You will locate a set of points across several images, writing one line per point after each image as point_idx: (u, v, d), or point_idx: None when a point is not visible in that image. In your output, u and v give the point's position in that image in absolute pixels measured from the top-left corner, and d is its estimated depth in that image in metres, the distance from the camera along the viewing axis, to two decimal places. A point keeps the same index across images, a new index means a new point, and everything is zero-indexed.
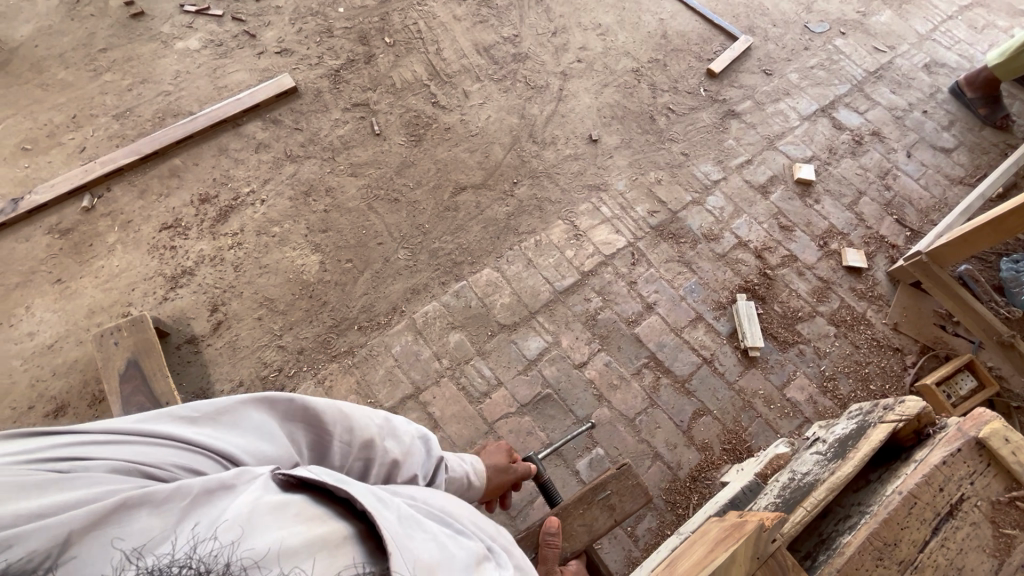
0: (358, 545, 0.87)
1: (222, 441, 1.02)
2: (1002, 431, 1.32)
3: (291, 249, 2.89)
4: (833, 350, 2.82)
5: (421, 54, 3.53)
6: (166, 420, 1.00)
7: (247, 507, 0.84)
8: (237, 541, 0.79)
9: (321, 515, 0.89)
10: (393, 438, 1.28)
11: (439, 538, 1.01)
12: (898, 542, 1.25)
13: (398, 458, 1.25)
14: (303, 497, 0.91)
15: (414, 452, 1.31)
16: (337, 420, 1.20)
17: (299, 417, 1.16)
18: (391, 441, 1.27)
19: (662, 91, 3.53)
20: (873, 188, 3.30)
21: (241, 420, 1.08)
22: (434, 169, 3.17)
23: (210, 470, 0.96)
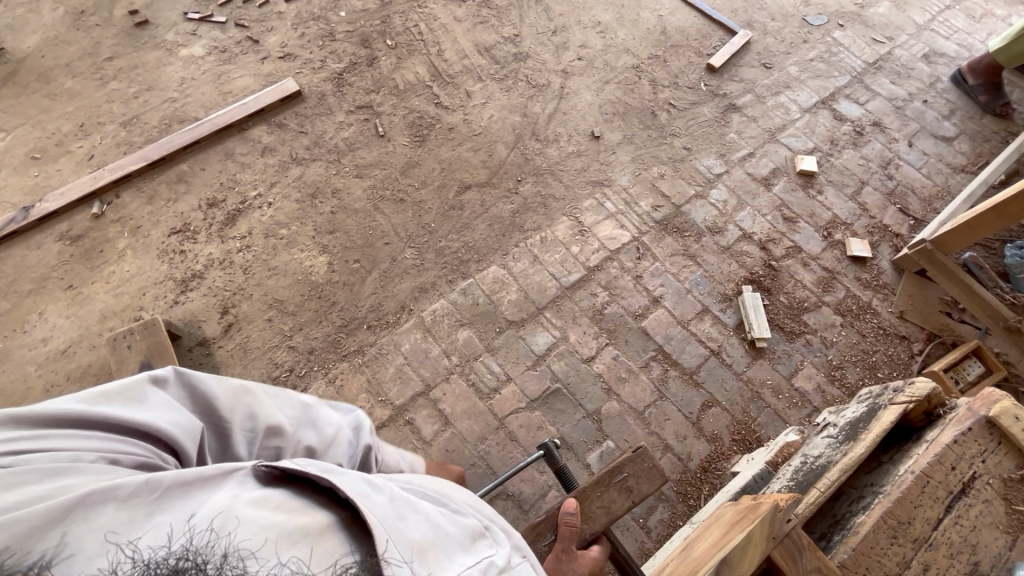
0: (342, 531, 0.87)
1: (141, 415, 0.94)
2: (1011, 409, 1.34)
3: (299, 251, 2.92)
4: (840, 339, 2.83)
5: (423, 55, 3.56)
6: (76, 400, 0.91)
7: (230, 502, 0.85)
8: (227, 535, 0.80)
9: (304, 506, 0.89)
10: (308, 426, 1.18)
11: (432, 518, 1.01)
12: (912, 520, 1.27)
13: (314, 446, 1.15)
14: (284, 490, 0.91)
15: (336, 439, 1.21)
16: (240, 401, 1.10)
17: (197, 405, 1.06)
18: (306, 430, 1.17)
19: (662, 87, 3.55)
20: (875, 178, 3.31)
21: (146, 396, 0.99)
22: (438, 169, 3.19)
23: (139, 451, 0.90)
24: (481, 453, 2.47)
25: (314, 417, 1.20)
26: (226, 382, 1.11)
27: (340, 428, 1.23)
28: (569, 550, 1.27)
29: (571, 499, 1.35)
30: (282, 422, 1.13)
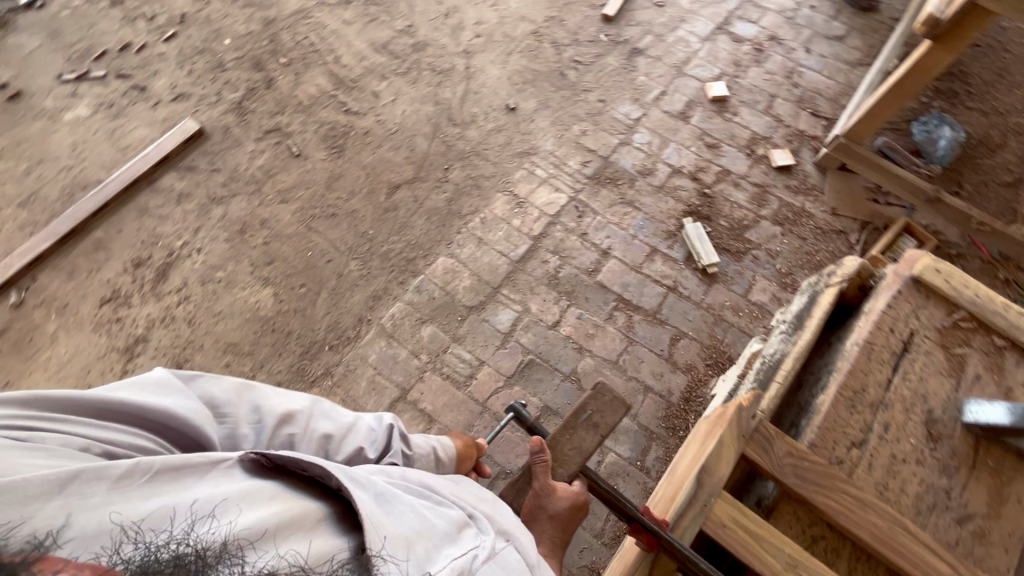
0: (332, 524, 0.97)
1: (168, 402, 1.07)
2: (931, 264, 1.45)
3: (241, 289, 2.83)
4: (784, 247, 2.95)
5: (321, 65, 3.47)
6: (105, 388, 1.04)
7: (223, 494, 0.93)
8: (229, 523, 0.88)
9: (293, 497, 0.99)
10: (323, 416, 1.32)
11: (418, 506, 1.08)
12: (866, 387, 1.34)
13: (331, 433, 1.29)
14: (276, 483, 1.01)
15: (351, 427, 1.35)
16: (251, 399, 1.23)
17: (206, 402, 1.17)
18: (321, 419, 1.31)
19: (565, 46, 3.57)
20: (783, 89, 3.43)
21: (177, 387, 1.12)
22: (363, 175, 3.14)
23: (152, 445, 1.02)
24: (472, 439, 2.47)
25: (327, 410, 1.34)
26: (225, 381, 1.21)
27: (356, 419, 1.38)
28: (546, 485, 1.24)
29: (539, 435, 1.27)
30: (297, 411, 1.27)
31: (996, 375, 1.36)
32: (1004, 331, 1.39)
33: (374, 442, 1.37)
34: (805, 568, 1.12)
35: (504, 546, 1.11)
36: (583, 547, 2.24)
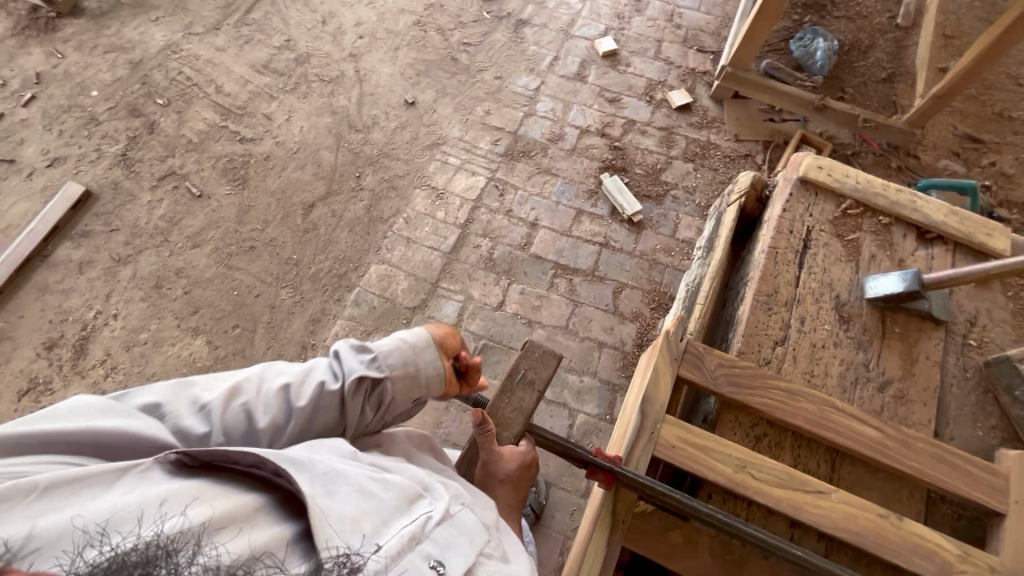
0: (272, 513, 0.90)
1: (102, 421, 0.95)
2: (813, 163, 1.54)
3: (171, 345, 2.67)
4: (699, 182, 3.05)
5: (203, 98, 3.30)
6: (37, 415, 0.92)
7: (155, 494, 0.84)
8: (191, 525, 0.81)
9: (223, 492, 0.90)
10: (273, 374, 1.18)
11: (361, 479, 0.98)
12: (778, 289, 1.41)
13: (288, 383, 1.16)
14: (201, 480, 0.91)
15: (307, 371, 1.20)
16: (188, 389, 1.10)
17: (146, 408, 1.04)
18: (273, 378, 1.17)
19: (450, 31, 3.53)
20: (667, 32, 3.52)
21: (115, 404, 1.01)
22: (274, 201, 3.02)
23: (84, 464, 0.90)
24: (443, 436, 2.44)
25: (275, 367, 1.20)
26: (155, 386, 1.08)
27: (311, 363, 1.23)
28: (492, 455, 1.13)
29: (478, 406, 1.14)
30: (242, 382, 1.13)
31: (888, 250, 1.46)
32: (887, 210, 1.50)
33: (336, 374, 1.21)
34: (753, 466, 1.18)
35: (458, 507, 1.03)
36: (573, 510, 2.28)
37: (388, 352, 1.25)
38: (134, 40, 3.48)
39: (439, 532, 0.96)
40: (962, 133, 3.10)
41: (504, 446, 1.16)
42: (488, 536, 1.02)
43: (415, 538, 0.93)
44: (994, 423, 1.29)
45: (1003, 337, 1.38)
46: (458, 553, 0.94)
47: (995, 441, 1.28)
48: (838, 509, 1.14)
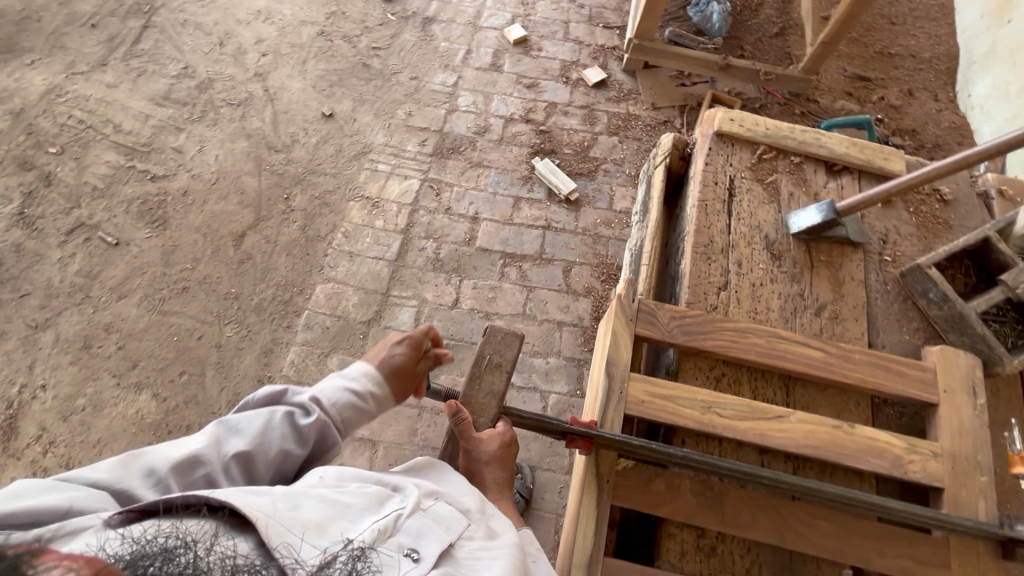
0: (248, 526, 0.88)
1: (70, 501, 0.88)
2: (726, 116, 1.62)
3: (114, 405, 2.49)
4: (626, 153, 3.16)
5: (102, 140, 3.08)
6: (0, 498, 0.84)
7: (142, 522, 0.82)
8: (194, 530, 0.81)
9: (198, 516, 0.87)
10: (228, 435, 1.11)
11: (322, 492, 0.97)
12: (713, 237, 1.49)
13: (248, 447, 1.10)
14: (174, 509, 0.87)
15: (265, 431, 1.14)
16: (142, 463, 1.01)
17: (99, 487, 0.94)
18: (231, 440, 1.11)
19: (357, 37, 3.46)
20: (572, 13, 3.61)
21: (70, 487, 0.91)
22: (201, 237, 2.87)
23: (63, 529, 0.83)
24: (421, 442, 2.42)
25: (231, 427, 1.13)
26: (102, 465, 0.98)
27: (268, 416, 1.16)
28: (475, 443, 1.12)
29: (455, 398, 1.14)
30: (199, 451, 1.06)
31: (804, 187, 1.58)
32: (797, 150, 1.61)
33: (290, 432, 1.17)
34: (718, 405, 1.25)
35: (430, 501, 1.04)
36: (560, 488, 2.32)
37: (344, 403, 1.25)
38: (10, 88, 3.19)
39: (410, 521, 0.97)
40: (851, 74, 3.36)
41: (481, 430, 1.14)
42: (468, 519, 1.03)
43: (387, 531, 0.93)
44: (917, 325, 1.43)
45: (911, 249, 1.52)
46: (433, 539, 0.96)
47: (920, 341, 1.41)
48: (798, 428, 1.23)
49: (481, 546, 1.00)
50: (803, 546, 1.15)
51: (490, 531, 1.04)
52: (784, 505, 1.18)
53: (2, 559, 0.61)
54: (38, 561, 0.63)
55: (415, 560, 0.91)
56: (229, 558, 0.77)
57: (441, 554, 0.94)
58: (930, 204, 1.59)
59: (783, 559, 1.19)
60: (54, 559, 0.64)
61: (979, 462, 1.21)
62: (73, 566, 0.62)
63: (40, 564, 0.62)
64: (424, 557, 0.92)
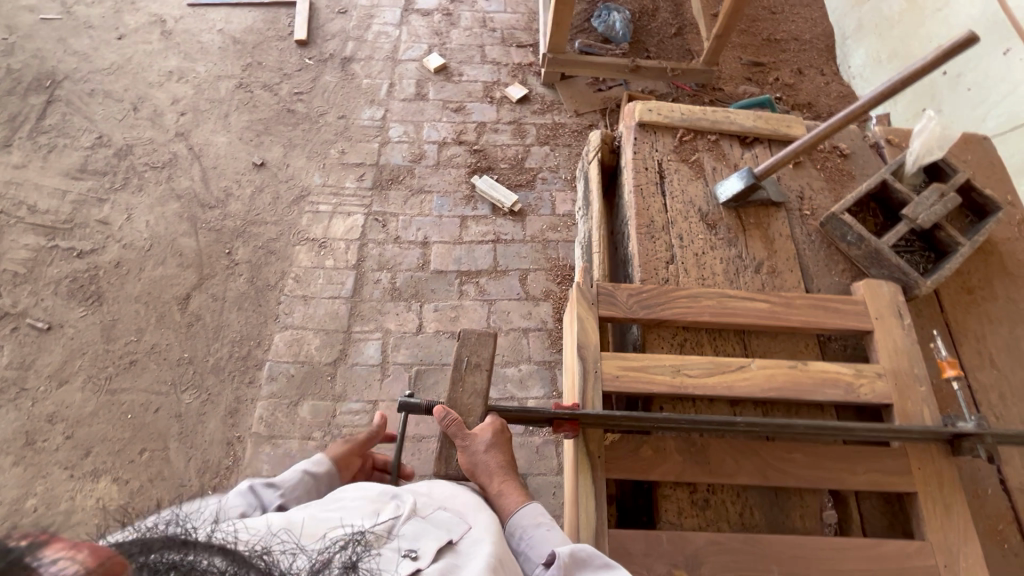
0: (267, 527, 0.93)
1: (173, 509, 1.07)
2: (644, 107, 1.76)
3: (70, 499, 2.32)
4: (559, 160, 3.30)
5: (16, 224, 2.90)
6: None
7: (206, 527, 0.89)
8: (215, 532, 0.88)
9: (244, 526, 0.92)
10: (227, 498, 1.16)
11: (331, 498, 1.07)
12: (653, 217, 1.61)
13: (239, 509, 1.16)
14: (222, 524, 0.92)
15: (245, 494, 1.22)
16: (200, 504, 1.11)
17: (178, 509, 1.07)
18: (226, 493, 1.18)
19: (278, 85, 3.46)
20: (485, 37, 3.76)
21: None
22: (142, 306, 2.74)
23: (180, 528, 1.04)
24: (408, 472, 2.40)
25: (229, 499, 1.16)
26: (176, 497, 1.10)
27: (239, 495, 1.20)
28: (471, 442, 1.13)
29: (441, 403, 1.16)
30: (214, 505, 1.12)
31: (724, 160, 1.73)
32: (712, 128, 1.76)
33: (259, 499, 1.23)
34: (685, 366, 1.33)
35: (429, 506, 1.07)
36: (554, 490, 2.35)
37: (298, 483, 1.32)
38: None
39: (407, 526, 0.99)
40: (747, 61, 3.68)
41: (473, 427, 1.16)
42: (466, 523, 1.05)
43: (382, 538, 0.96)
44: (843, 267, 1.59)
45: (826, 200, 1.69)
46: (430, 537, 0.98)
47: (848, 280, 1.57)
48: (759, 374, 1.33)
49: (479, 536, 1.02)
50: (784, 480, 1.24)
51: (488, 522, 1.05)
52: (760, 446, 1.27)
53: (8, 551, 0.70)
54: (43, 551, 0.72)
55: (413, 557, 0.93)
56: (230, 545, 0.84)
57: (438, 550, 0.96)
58: (833, 159, 1.77)
59: (771, 497, 1.27)
60: (61, 548, 0.73)
61: (917, 374, 1.35)
62: (76, 557, 0.72)
63: (45, 553, 0.72)
64: (422, 554, 0.93)
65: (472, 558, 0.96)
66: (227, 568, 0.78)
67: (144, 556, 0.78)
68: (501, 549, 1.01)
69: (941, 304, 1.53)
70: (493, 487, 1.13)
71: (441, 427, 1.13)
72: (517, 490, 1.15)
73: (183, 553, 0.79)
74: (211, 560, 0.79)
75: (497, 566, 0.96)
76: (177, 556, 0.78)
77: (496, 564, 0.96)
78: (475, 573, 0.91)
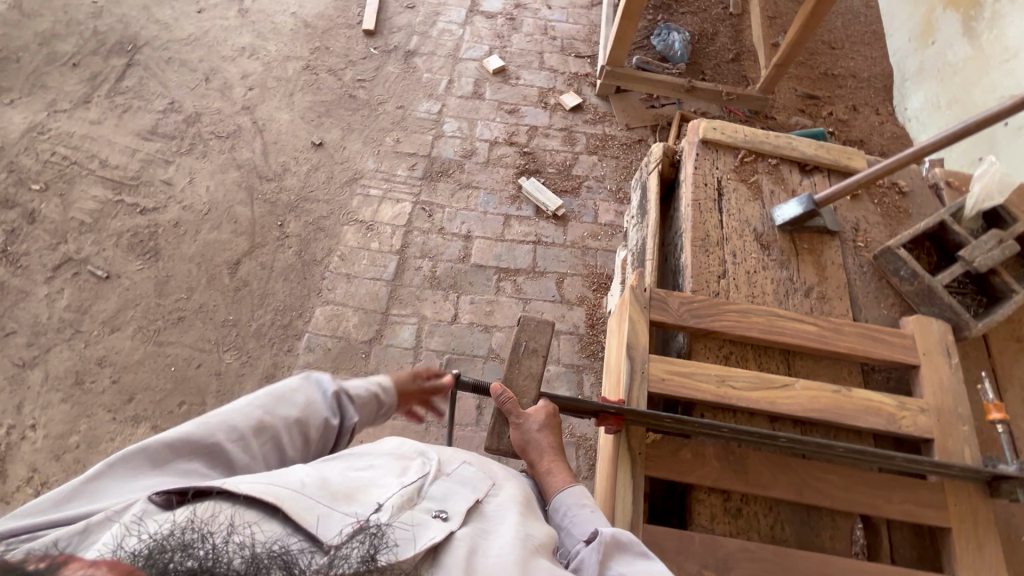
0: (277, 518, 0.89)
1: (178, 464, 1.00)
2: (709, 125, 1.80)
3: (110, 440, 2.43)
4: (606, 170, 3.35)
5: (87, 176, 3.07)
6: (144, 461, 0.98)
7: (216, 515, 0.85)
8: (226, 526, 0.83)
9: (254, 515, 0.88)
10: (279, 405, 1.18)
11: (354, 457, 1.14)
12: (708, 232, 1.65)
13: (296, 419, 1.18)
14: (232, 507, 0.88)
15: (313, 399, 1.24)
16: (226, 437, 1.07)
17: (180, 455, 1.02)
18: (283, 405, 1.18)
19: (342, 71, 3.59)
20: (546, 44, 3.84)
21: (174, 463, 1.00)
22: (195, 266, 2.87)
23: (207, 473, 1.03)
24: None
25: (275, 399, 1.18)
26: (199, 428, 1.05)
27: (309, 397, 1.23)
28: (524, 418, 1.20)
29: (499, 381, 1.22)
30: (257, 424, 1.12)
31: (782, 185, 1.76)
32: (773, 153, 1.80)
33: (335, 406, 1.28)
34: (730, 378, 1.37)
35: (449, 467, 1.16)
36: None
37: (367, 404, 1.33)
38: None
39: (433, 487, 1.08)
40: (802, 93, 3.70)
41: (527, 408, 1.22)
42: (491, 482, 1.16)
43: (413, 497, 1.04)
44: (892, 300, 1.61)
45: (881, 234, 1.71)
46: (458, 499, 1.07)
47: (897, 313, 1.59)
48: (802, 394, 1.36)
49: (503, 503, 1.12)
50: (820, 498, 1.26)
51: (514, 492, 1.17)
52: (799, 464, 1.30)
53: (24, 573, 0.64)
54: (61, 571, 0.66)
55: (443, 518, 1.01)
56: (250, 546, 0.80)
57: (466, 511, 1.06)
58: (892, 196, 1.80)
59: (802, 514, 1.30)
60: (79, 567, 0.67)
61: (960, 414, 1.37)
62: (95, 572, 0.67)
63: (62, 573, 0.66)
64: (452, 516, 1.02)
65: (499, 523, 1.06)
66: (249, 569, 0.75)
67: (159, 560, 0.72)
68: (527, 514, 1.12)
69: (988, 349, 1.54)
70: (544, 466, 1.20)
71: (497, 406, 1.19)
72: (564, 470, 1.21)
73: (202, 557, 0.74)
74: (231, 562, 0.76)
75: (523, 536, 1.04)
76: (196, 561, 0.74)
77: (527, 534, 1.04)
78: (508, 538, 1.02)
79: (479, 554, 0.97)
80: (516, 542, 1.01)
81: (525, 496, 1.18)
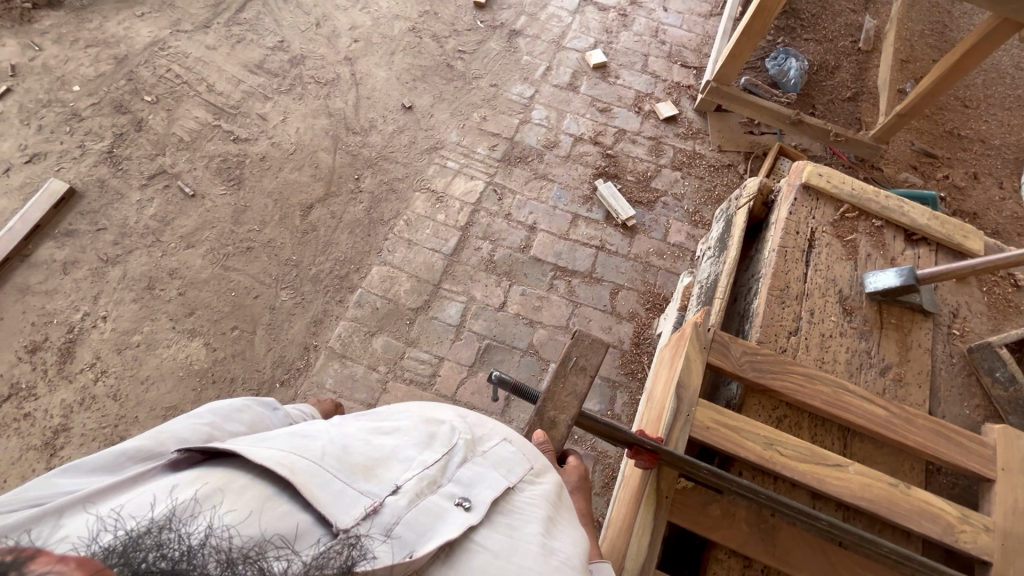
0: (283, 497, 0.88)
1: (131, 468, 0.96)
2: (815, 169, 1.68)
3: (167, 347, 2.60)
4: (687, 189, 3.22)
5: (193, 97, 3.25)
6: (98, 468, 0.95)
7: (207, 500, 0.83)
8: (212, 519, 0.80)
9: (253, 493, 0.87)
10: (224, 421, 1.13)
11: (380, 422, 1.13)
12: (789, 284, 1.55)
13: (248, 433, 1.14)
14: (231, 480, 0.88)
15: (259, 418, 1.20)
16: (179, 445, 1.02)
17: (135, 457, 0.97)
18: (229, 423, 1.13)
19: (445, 38, 3.60)
20: (653, 47, 3.70)
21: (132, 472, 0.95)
22: (271, 202, 2.99)
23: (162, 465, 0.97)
24: None
25: (221, 414, 1.13)
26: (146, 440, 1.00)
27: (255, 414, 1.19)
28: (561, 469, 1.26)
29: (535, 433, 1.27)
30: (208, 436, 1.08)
31: (881, 250, 1.62)
32: (879, 214, 1.65)
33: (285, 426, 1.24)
34: (780, 443, 1.29)
35: (485, 445, 1.15)
36: None
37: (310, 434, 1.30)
38: (119, 35, 3.39)
39: (463, 470, 1.07)
40: (919, 149, 3.40)
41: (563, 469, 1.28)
42: (529, 464, 1.13)
43: (435, 482, 1.02)
44: (978, 402, 1.47)
45: (981, 326, 1.56)
46: (486, 486, 1.05)
47: (979, 418, 1.46)
48: (855, 479, 1.27)
49: (533, 497, 1.09)
50: None
51: (548, 483, 1.15)
52: (834, 552, 1.22)
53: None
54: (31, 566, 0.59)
55: (465, 508, 1.00)
56: (226, 544, 0.77)
57: (492, 500, 1.03)
58: (1004, 288, 1.62)
59: None
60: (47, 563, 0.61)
61: None
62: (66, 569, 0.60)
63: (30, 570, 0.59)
64: (475, 506, 1.01)
65: (526, 518, 1.04)
66: None
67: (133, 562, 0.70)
68: (556, 511, 1.11)
69: None
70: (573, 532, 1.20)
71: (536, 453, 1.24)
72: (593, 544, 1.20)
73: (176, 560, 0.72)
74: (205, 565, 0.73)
75: (545, 539, 1.02)
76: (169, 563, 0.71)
77: (550, 537, 1.04)
78: (533, 542, 1.00)
79: (500, 560, 0.95)
80: (539, 554, 0.99)
81: (557, 490, 1.16)
